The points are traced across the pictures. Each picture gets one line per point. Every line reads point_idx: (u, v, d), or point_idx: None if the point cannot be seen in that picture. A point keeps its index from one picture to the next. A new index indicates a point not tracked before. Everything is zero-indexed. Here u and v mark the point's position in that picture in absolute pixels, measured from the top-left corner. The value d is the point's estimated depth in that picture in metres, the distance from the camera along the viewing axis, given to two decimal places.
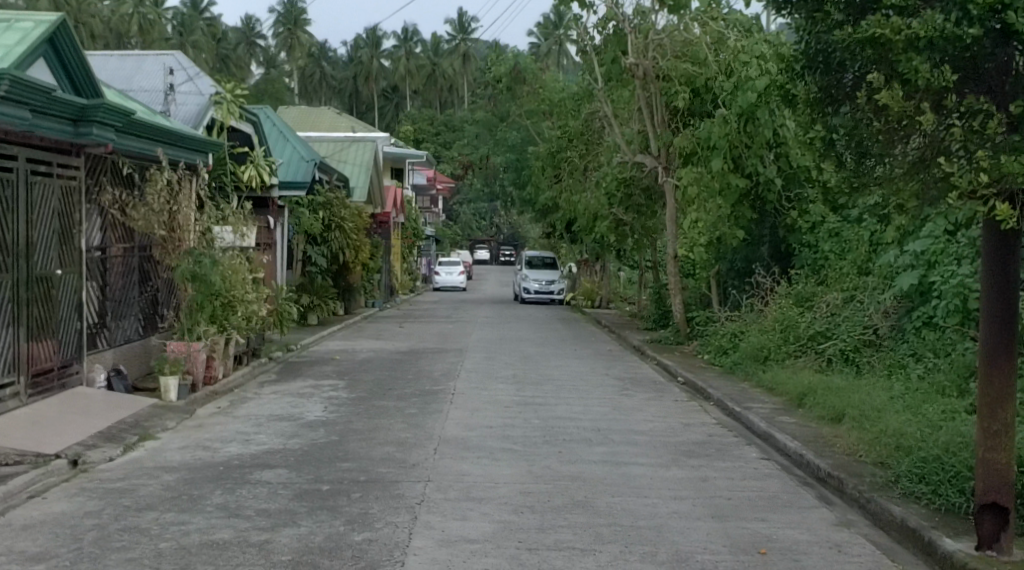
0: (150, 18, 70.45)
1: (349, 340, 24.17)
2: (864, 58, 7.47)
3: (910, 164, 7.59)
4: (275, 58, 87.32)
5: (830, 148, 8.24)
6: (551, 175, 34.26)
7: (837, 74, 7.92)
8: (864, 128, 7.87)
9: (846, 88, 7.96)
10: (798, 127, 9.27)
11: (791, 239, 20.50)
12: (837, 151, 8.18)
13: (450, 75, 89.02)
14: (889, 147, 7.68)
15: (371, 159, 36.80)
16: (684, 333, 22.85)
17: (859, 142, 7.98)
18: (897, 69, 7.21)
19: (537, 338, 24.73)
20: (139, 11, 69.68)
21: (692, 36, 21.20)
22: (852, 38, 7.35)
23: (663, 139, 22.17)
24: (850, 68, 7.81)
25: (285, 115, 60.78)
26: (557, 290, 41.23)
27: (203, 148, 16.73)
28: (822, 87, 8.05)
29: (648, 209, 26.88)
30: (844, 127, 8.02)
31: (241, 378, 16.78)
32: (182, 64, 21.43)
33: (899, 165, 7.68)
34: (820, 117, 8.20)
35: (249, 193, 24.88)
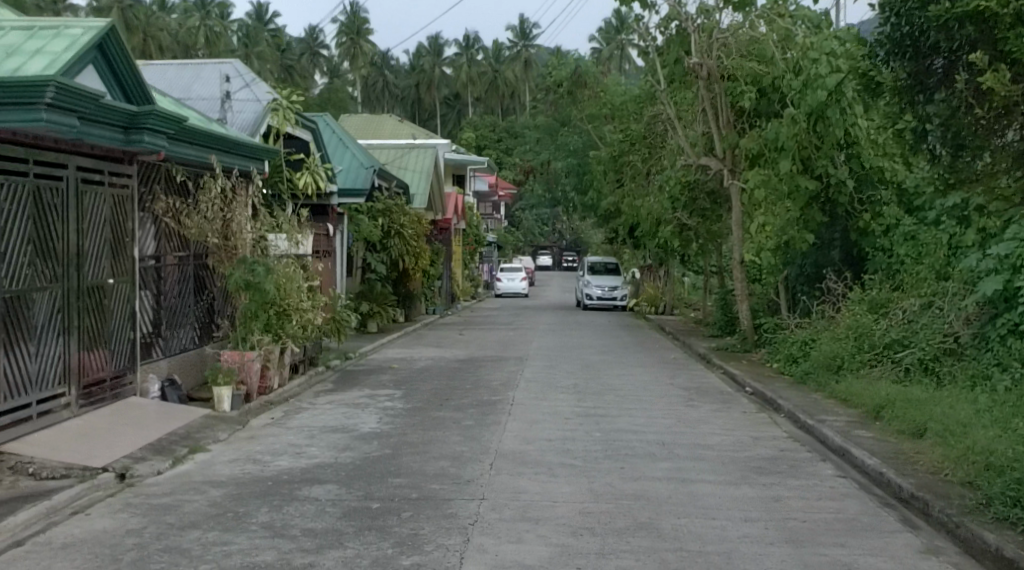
0: (215, 29, 71.12)
1: (408, 349, 23.84)
2: (963, 38, 8.15)
3: (1010, 155, 7.82)
4: (338, 67, 87.70)
5: (923, 136, 8.61)
6: (614, 180, 33.70)
7: (926, 60, 8.48)
8: (961, 116, 8.16)
9: (937, 75, 8.47)
10: (890, 117, 9.70)
11: (863, 242, 19.83)
12: (929, 140, 8.56)
13: (512, 82, 88.71)
14: (988, 135, 7.95)
15: (431, 165, 36.50)
16: (752, 340, 22.21)
17: (954, 132, 8.26)
18: (1004, 49, 7.92)
19: (600, 346, 24.21)
20: (205, 23, 70.37)
21: (758, 33, 20.59)
22: (951, 13, 8.08)
23: (728, 141, 21.51)
24: (941, 51, 8.36)
25: (347, 123, 60.83)
26: (620, 296, 40.65)
27: (260, 155, 16.50)
28: (912, 74, 8.59)
29: (713, 213, 26.23)
30: (940, 115, 8.32)
31: (298, 388, 16.49)
32: (239, 71, 21.23)
33: (995, 157, 7.94)
34: (905, 105, 8.81)
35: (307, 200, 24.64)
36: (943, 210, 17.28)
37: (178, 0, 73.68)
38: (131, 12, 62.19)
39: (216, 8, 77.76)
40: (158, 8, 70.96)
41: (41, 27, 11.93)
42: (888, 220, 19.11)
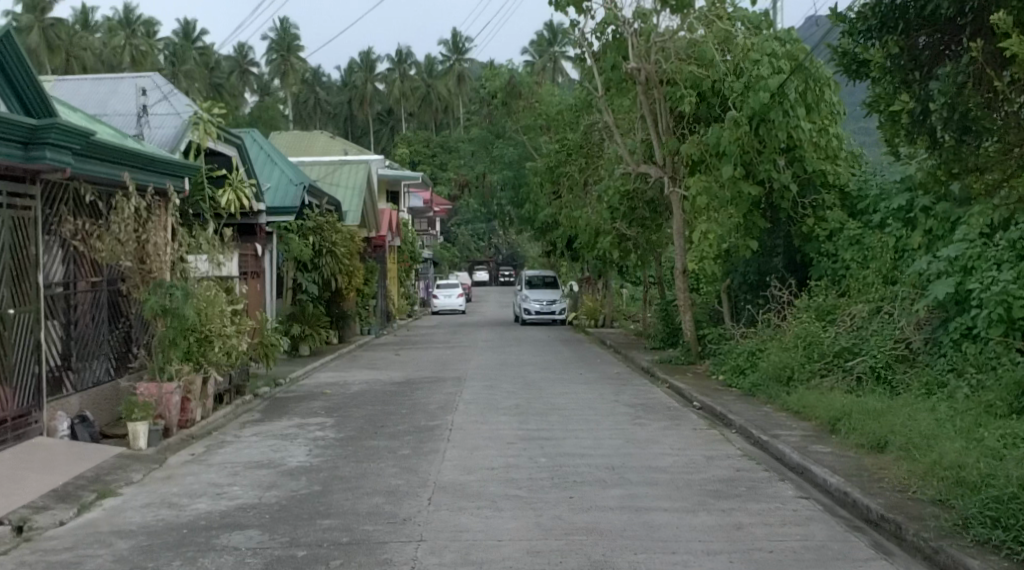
0: (142, 48, 69.61)
1: (341, 371, 22.94)
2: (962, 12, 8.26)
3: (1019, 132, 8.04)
4: (269, 84, 86.34)
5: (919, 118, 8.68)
6: (550, 192, 33.00)
7: (913, 38, 8.69)
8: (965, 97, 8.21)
9: (924, 56, 8.72)
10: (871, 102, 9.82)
11: (807, 248, 19.32)
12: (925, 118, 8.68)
13: (445, 96, 87.86)
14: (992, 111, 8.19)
15: (365, 181, 35.61)
16: (695, 352, 21.63)
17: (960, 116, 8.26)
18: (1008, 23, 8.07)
19: (541, 362, 23.49)
20: (131, 42, 68.89)
21: (696, 37, 20.13)
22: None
23: (669, 147, 20.93)
24: (928, 30, 8.61)
25: (278, 141, 59.67)
26: (559, 309, 40.01)
27: (178, 171, 15.67)
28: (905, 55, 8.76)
29: (653, 222, 25.64)
30: (943, 96, 8.27)
31: (222, 419, 15.56)
32: (158, 85, 20.19)
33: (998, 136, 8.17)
34: (894, 85, 9.02)
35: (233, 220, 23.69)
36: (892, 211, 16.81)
37: (102, 20, 71.94)
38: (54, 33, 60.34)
39: (141, 26, 76.13)
40: (82, 29, 69.22)
41: None
42: (832, 224, 18.59)
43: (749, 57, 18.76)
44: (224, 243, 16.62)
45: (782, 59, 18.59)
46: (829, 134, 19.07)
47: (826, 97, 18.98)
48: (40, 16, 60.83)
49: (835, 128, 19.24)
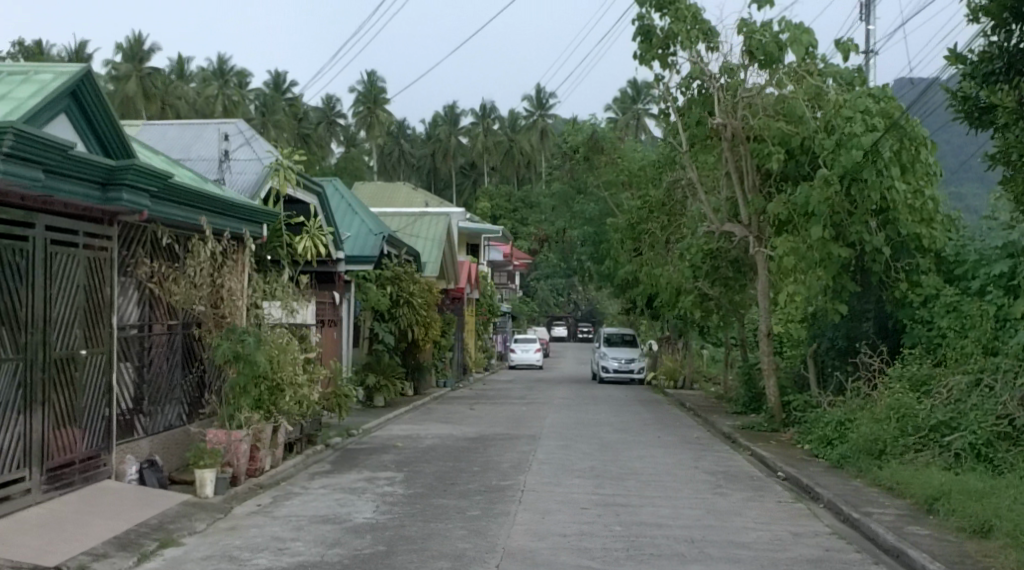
0: (234, 98, 70.99)
1: (414, 424, 22.58)
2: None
3: None
4: (355, 136, 87.49)
5: None
6: (631, 249, 32.51)
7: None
8: None
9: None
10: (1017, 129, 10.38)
11: (900, 314, 18.59)
12: None
13: (528, 152, 87.94)
14: None
15: (445, 232, 35.50)
16: (780, 419, 20.89)
17: None
18: None
19: (618, 422, 22.90)
20: (224, 91, 70.31)
21: (785, 93, 19.52)
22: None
23: (755, 206, 20.35)
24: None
25: (360, 191, 60.17)
26: (638, 369, 39.33)
27: (256, 216, 15.53)
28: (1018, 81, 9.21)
29: (736, 283, 25.00)
30: None
31: (292, 469, 15.25)
32: (241, 130, 20.22)
33: None
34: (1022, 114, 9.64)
35: (311, 267, 23.55)
36: (988, 278, 16.50)
37: (196, 70, 73.62)
38: (150, 81, 61.75)
39: (234, 76, 77.71)
40: (176, 78, 70.88)
41: (12, 75, 11.09)
42: (927, 290, 17.83)
43: (841, 115, 18.05)
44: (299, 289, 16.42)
45: (875, 117, 17.95)
46: (925, 196, 18.36)
47: (921, 157, 18.39)
48: (137, 65, 62.36)
49: (931, 190, 18.50)
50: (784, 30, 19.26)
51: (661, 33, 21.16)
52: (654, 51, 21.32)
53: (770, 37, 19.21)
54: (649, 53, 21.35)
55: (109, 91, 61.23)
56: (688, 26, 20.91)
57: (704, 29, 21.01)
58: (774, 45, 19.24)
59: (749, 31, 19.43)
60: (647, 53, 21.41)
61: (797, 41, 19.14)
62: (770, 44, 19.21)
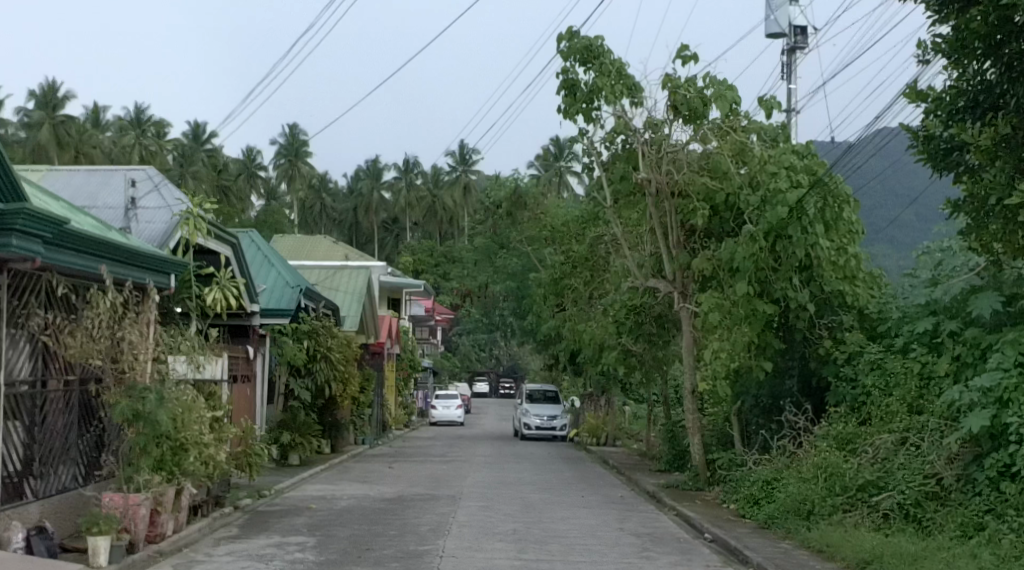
0: (152, 148, 69.75)
1: (330, 484, 21.77)
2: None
3: None
4: (276, 189, 86.53)
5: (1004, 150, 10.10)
6: (554, 305, 32.13)
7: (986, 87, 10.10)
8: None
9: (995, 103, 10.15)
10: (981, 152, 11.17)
11: (823, 371, 18.38)
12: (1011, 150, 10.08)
13: (451, 207, 87.58)
14: None
15: (365, 286, 34.85)
16: (704, 478, 20.51)
17: None
18: None
19: (541, 481, 22.36)
20: (141, 141, 69.02)
21: (709, 149, 19.21)
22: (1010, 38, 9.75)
23: (679, 262, 20.05)
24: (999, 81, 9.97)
25: (279, 244, 59.22)
26: (560, 426, 38.84)
27: (161, 264, 14.89)
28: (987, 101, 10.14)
29: (660, 339, 24.73)
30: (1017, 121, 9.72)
31: (196, 534, 14.40)
32: (152, 178, 19.50)
33: None
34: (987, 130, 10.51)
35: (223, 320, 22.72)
36: (911, 335, 16.02)
37: (114, 119, 72.30)
38: (65, 130, 60.40)
39: (152, 127, 76.43)
40: (93, 127, 69.52)
41: None
42: (851, 347, 17.63)
43: (765, 170, 18.12)
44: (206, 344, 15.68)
45: (800, 173, 17.94)
46: (848, 253, 18.05)
47: (844, 215, 18.17)
48: (52, 113, 61.02)
49: (854, 247, 18.23)
50: (708, 86, 19.12)
51: (585, 88, 20.92)
52: (577, 105, 21.10)
53: (695, 93, 19.06)
54: (573, 107, 21.11)
55: (22, 139, 59.71)
56: (612, 80, 20.72)
57: (628, 84, 20.85)
58: (698, 100, 19.08)
59: (673, 86, 19.21)
60: (571, 107, 21.17)
61: (720, 97, 18.97)
62: (695, 100, 19.03)
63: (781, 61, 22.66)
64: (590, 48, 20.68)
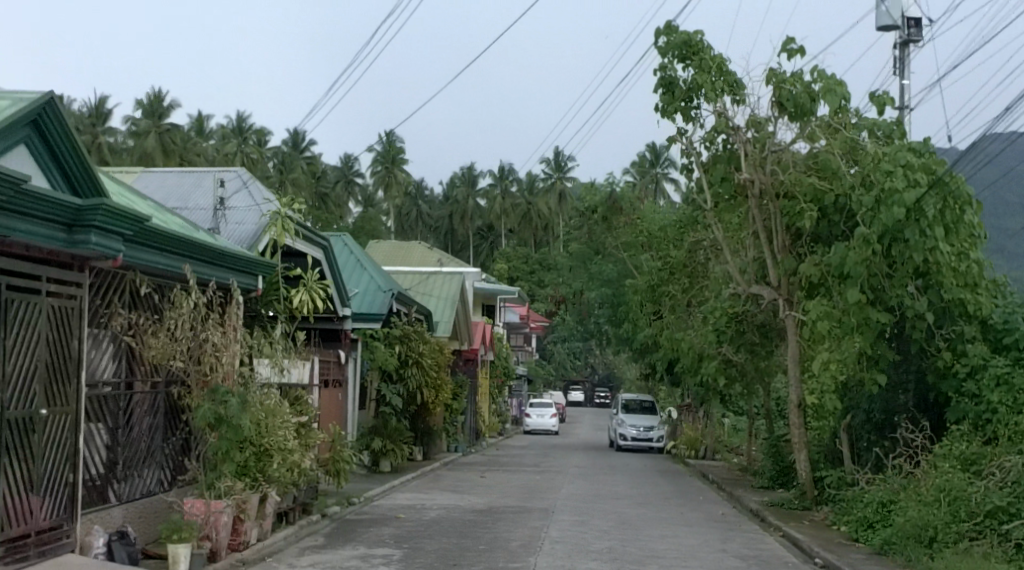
0: (253, 156, 70.54)
1: (420, 493, 21.21)
2: None
3: None
4: (372, 196, 86.97)
5: None
6: (650, 312, 31.25)
7: None
8: None
9: None
10: None
11: (941, 386, 17.30)
12: None
13: (545, 214, 86.75)
14: None
15: (459, 291, 34.35)
16: (811, 497, 19.46)
17: None
18: None
19: (638, 496, 21.50)
20: (242, 149, 69.86)
21: (818, 147, 18.28)
22: None
23: (784, 266, 19.04)
24: None
25: (375, 251, 59.24)
26: (656, 437, 37.88)
27: (242, 263, 14.38)
28: None
29: (763, 349, 23.69)
30: None
31: (281, 542, 13.87)
32: (241, 177, 19.20)
33: None
34: None
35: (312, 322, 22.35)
36: None
37: (216, 127, 73.34)
38: (170, 137, 61.42)
39: (254, 135, 77.37)
40: (196, 136, 70.57)
41: None
42: (973, 361, 16.53)
43: (881, 168, 16.94)
44: (291, 346, 15.22)
45: (917, 171, 16.60)
46: (970, 259, 17.02)
47: (965, 218, 17.04)
48: (158, 121, 62.11)
49: (976, 252, 17.16)
50: (816, 79, 18.14)
51: (684, 85, 20.05)
52: (676, 103, 20.22)
53: (802, 88, 18.07)
54: (671, 106, 20.23)
55: (128, 146, 60.89)
56: (714, 77, 19.82)
57: (729, 80, 19.92)
58: (806, 95, 18.08)
59: (778, 82, 18.29)
60: (669, 105, 20.30)
61: (828, 92, 17.98)
62: (802, 95, 18.05)
63: (894, 55, 21.47)
64: (690, 42, 19.81)
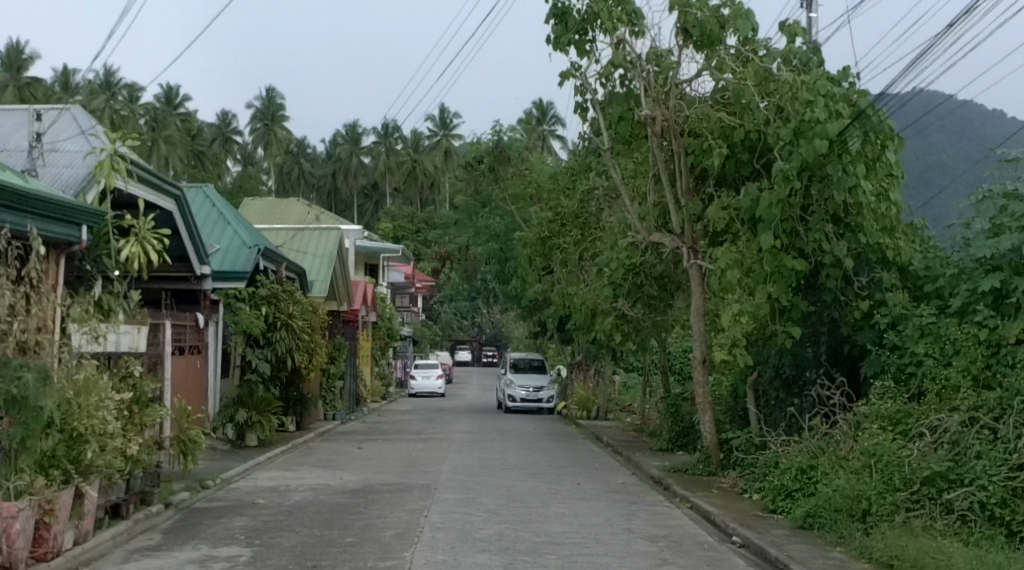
0: (123, 113, 66.43)
1: (286, 470, 18.95)
2: None
3: None
4: (252, 154, 83.33)
5: None
6: (540, 267, 29.40)
7: None
8: None
9: None
10: None
11: (858, 338, 15.82)
12: None
13: (431, 172, 84.26)
14: None
15: (336, 248, 31.95)
16: (716, 460, 17.81)
17: None
18: None
19: (530, 465, 19.62)
20: (112, 105, 65.68)
21: (726, 79, 16.40)
22: None
23: (690, 211, 17.21)
24: None
25: (251, 209, 56.13)
26: (547, 397, 36.20)
27: (46, 211, 11.88)
28: None
29: (662, 303, 21.95)
30: None
31: (105, 545, 11.55)
32: (79, 119, 16.67)
33: None
34: None
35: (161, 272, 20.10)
36: (966, 297, 13.55)
37: (83, 81, 68.88)
38: (31, 91, 57.21)
39: (124, 90, 73.07)
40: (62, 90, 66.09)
41: None
42: (893, 312, 14.96)
43: (797, 97, 15.22)
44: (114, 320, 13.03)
45: (839, 102, 15.08)
46: (890, 200, 15.58)
47: (886, 155, 15.40)
48: (17, 75, 57.80)
49: (894, 195, 15.69)
50: (724, 4, 16.30)
51: (578, 14, 17.98)
52: (569, 35, 18.16)
53: (709, 17, 16.22)
54: (565, 37, 18.15)
55: None
56: (611, 5, 17.76)
57: (629, 9, 17.89)
58: (713, 21, 16.24)
59: (682, 6, 16.34)
60: (561, 37, 18.21)
61: (739, 18, 16.22)
62: (710, 21, 16.18)
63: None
64: None
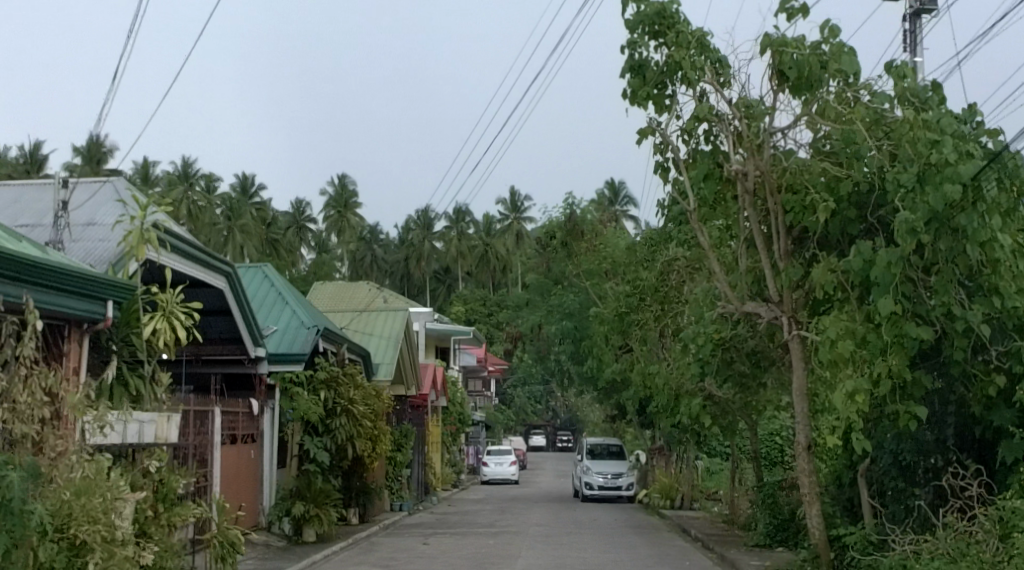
0: (200, 202, 66.06)
1: None
2: None
3: None
4: (325, 240, 82.75)
5: None
6: (618, 344, 27.64)
7: None
8: None
9: None
10: None
11: (988, 418, 13.85)
12: None
13: (503, 255, 83.20)
14: None
15: (404, 329, 30.35)
16: (826, 559, 15.57)
17: None
18: None
19: (614, 565, 17.53)
20: (189, 194, 65.31)
21: (829, 127, 14.60)
22: None
23: (789, 277, 15.29)
24: None
25: (321, 294, 54.89)
26: (626, 485, 34.01)
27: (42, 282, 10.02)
28: None
29: (755, 383, 19.91)
30: None
31: None
32: (121, 190, 15.38)
33: None
34: None
35: (215, 353, 18.49)
36: None
37: (160, 172, 68.76)
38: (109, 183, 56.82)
39: (201, 179, 73.04)
40: (140, 181, 65.96)
41: None
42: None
43: (918, 140, 13.40)
44: (144, 409, 11.56)
45: (967, 142, 13.37)
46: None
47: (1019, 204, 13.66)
48: (95, 167, 57.55)
49: None
50: (826, 41, 14.50)
51: (657, 67, 15.64)
52: (647, 90, 15.75)
53: (810, 54, 14.36)
54: (642, 91, 15.73)
55: None
56: (693, 53, 15.44)
57: (713, 58, 15.62)
58: (814, 61, 14.35)
59: (777, 46, 14.47)
60: (638, 90, 15.80)
61: (841, 56, 14.39)
62: (811, 60, 14.30)
63: (901, 29, 17.97)
64: (663, 13, 15.43)
